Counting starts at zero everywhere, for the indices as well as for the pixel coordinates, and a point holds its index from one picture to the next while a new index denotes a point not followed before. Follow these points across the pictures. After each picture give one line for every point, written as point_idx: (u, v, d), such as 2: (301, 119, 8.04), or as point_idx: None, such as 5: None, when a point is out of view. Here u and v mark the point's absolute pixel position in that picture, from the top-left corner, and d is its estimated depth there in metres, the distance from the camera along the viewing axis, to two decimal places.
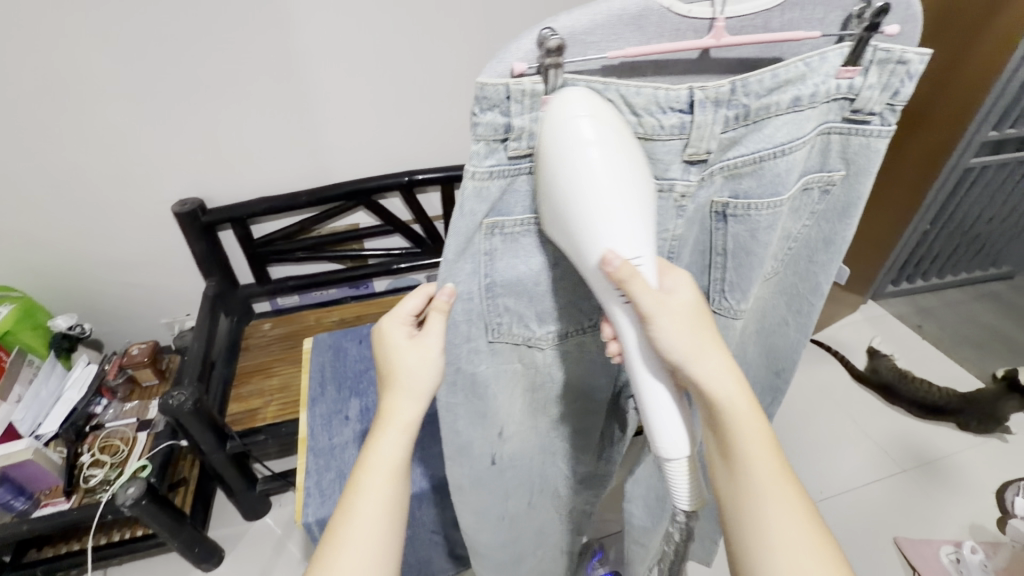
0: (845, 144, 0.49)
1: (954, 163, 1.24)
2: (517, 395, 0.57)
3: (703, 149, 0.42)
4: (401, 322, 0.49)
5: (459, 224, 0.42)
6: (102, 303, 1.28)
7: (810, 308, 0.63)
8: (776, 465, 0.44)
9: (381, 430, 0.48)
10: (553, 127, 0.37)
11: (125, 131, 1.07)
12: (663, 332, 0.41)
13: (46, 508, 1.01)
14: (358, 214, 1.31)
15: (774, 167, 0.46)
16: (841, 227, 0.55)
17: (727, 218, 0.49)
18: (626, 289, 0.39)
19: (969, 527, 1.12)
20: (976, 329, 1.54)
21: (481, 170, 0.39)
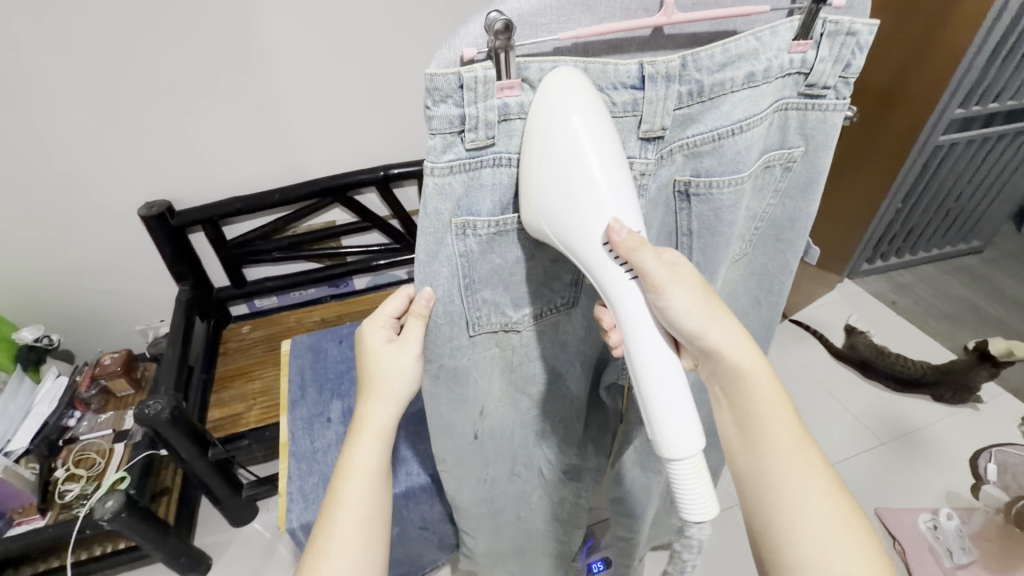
0: (803, 120, 0.49)
1: (924, 141, 1.26)
2: (496, 374, 0.56)
3: (658, 126, 0.41)
4: (381, 325, 0.50)
5: (426, 224, 0.41)
6: (70, 313, 1.24)
7: (780, 286, 0.64)
8: (794, 426, 0.46)
9: (357, 436, 0.50)
10: (544, 103, 0.37)
11: (83, 133, 1.03)
12: (676, 300, 0.41)
13: (20, 527, 0.98)
14: (334, 212, 1.29)
15: (733, 145, 0.46)
16: (804, 204, 0.55)
17: (690, 197, 0.48)
18: (632, 261, 0.39)
19: (945, 495, 1.16)
20: (949, 301, 1.58)
21: (440, 165, 0.38)
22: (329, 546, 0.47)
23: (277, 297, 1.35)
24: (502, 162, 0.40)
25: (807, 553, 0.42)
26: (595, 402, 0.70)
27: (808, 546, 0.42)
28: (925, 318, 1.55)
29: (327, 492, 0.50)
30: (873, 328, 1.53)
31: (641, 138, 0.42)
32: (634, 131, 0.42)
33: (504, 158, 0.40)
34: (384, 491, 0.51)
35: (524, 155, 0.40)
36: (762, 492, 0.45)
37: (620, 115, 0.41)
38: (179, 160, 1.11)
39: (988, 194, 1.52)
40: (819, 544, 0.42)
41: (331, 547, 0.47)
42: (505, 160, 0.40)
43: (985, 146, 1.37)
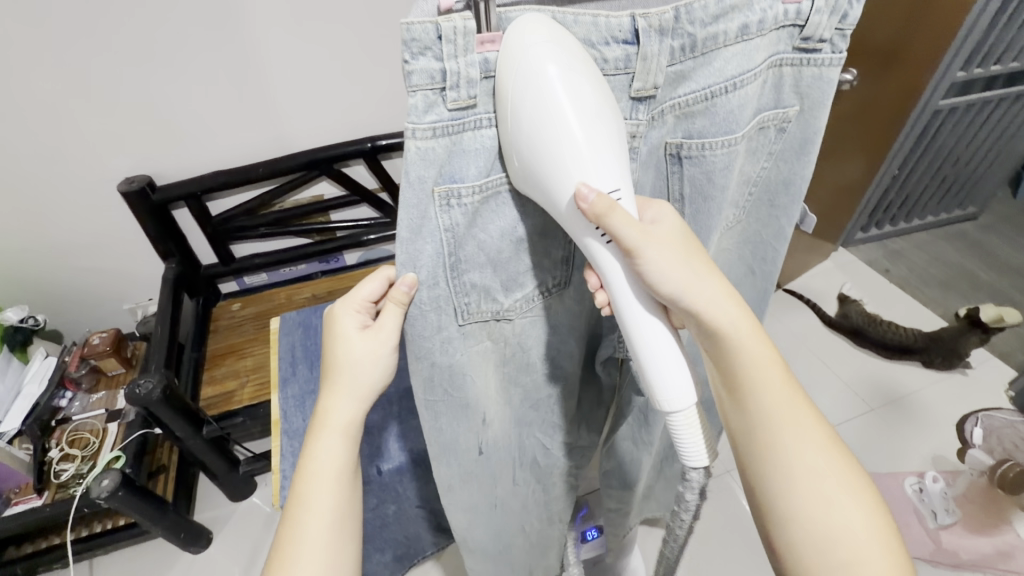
0: (799, 77, 0.46)
1: (923, 105, 1.24)
2: (491, 372, 0.55)
3: (651, 84, 0.39)
4: (356, 310, 0.50)
5: (409, 194, 0.39)
6: (56, 292, 1.22)
7: (775, 255, 0.63)
8: (786, 386, 0.45)
9: (320, 433, 0.49)
10: (512, 53, 0.34)
11: (55, 104, 0.98)
12: (654, 263, 0.40)
13: (17, 507, 0.99)
14: (322, 185, 1.25)
15: (726, 104, 0.44)
16: (800, 166, 0.53)
17: (681, 160, 0.47)
18: (605, 223, 0.37)
19: (932, 459, 1.19)
20: (945, 268, 1.58)
21: (422, 127, 0.36)
22: (294, 552, 0.46)
23: (267, 274, 1.33)
24: (482, 125, 0.38)
25: (801, 508, 0.43)
26: (589, 378, 0.69)
27: (800, 498, 0.43)
28: (920, 285, 1.55)
29: (293, 487, 0.49)
30: (866, 297, 1.53)
31: (633, 98, 0.40)
32: (626, 90, 0.40)
33: (487, 119, 0.38)
34: (350, 486, 0.50)
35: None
36: (756, 454, 0.45)
37: (610, 73, 0.39)
38: (157, 133, 1.06)
39: (986, 159, 1.51)
40: (810, 499, 0.43)
41: (299, 547, 0.46)
42: (487, 121, 0.38)
43: (986, 110, 1.35)
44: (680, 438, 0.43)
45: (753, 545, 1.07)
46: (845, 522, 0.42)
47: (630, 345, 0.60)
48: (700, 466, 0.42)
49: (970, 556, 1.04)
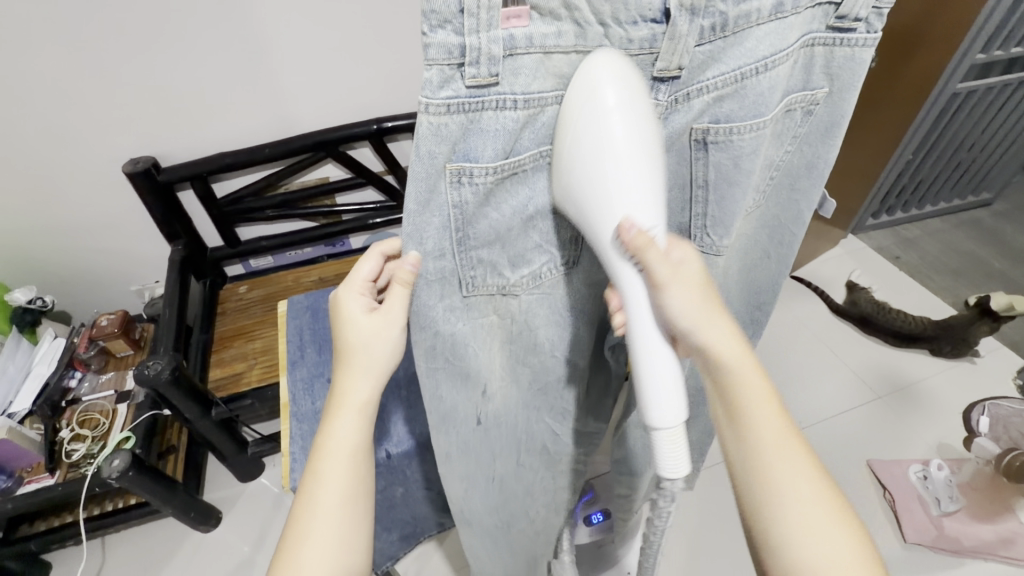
0: (830, 57, 0.45)
1: (941, 88, 1.21)
2: (498, 348, 0.55)
3: (676, 64, 0.38)
4: (358, 291, 0.50)
5: (417, 168, 0.37)
6: (64, 274, 1.22)
7: (791, 239, 0.61)
8: (780, 422, 0.43)
9: (338, 412, 0.49)
10: (583, 86, 0.36)
11: (59, 83, 0.97)
12: (676, 299, 0.41)
13: (30, 485, 1.00)
14: (327, 167, 1.24)
15: (756, 86, 0.42)
16: (824, 150, 0.52)
17: (707, 146, 0.45)
18: (642, 258, 0.39)
19: (936, 447, 1.19)
20: (957, 256, 1.56)
21: (435, 103, 0.35)
22: (310, 527, 0.46)
23: (273, 257, 1.32)
24: (504, 105, 0.36)
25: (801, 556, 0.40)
26: (599, 364, 0.68)
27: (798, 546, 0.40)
28: (931, 274, 1.53)
29: (309, 465, 0.48)
30: (875, 285, 1.52)
31: (656, 78, 0.39)
32: (649, 70, 0.39)
33: (507, 100, 0.36)
34: (366, 467, 0.50)
35: (528, 97, 0.37)
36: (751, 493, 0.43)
37: (635, 51, 0.38)
38: (161, 114, 1.05)
39: (1003, 145, 1.48)
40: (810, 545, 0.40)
41: (315, 525, 0.46)
42: (509, 102, 0.36)
43: (1006, 94, 1.32)
44: (660, 452, 0.42)
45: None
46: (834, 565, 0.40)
47: None
48: (676, 478, 0.42)
49: (971, 543, 1.05)
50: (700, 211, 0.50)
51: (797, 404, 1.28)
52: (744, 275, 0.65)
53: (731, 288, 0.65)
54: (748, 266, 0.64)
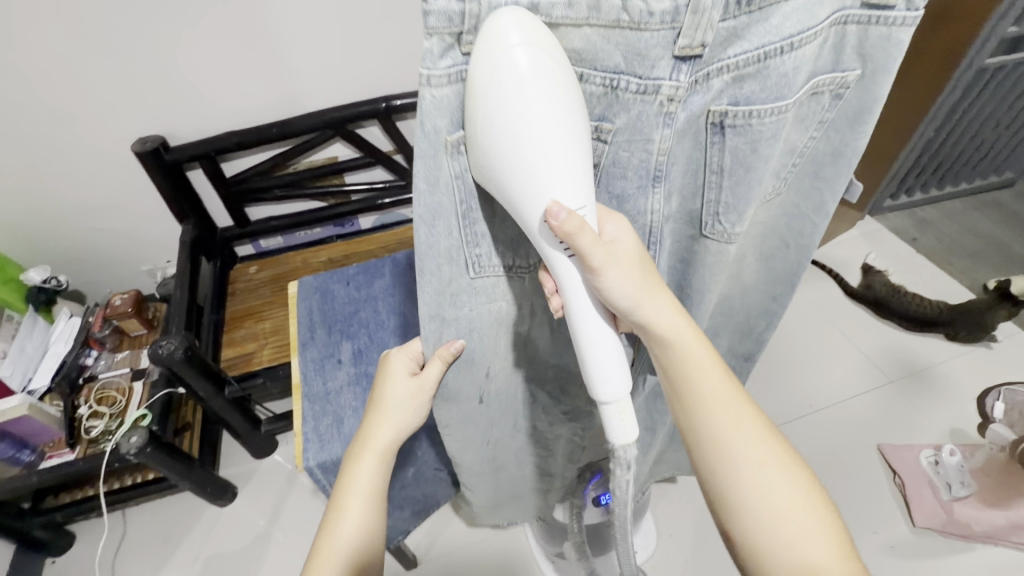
0: (862, 36, 0.42)
1: (969, 63, 1.17)
2: (503, 338, 0.55)
3: (699, 42, 0.36)
4: (407, 358, 0.54)
5: (422, 145, 0.37)
6: (78, 253, 1.23)
7: (812, 229, 0.58)
8: (721, 374, 0.45)
9: (362, 454, 0.52)
10: (485, 62, 0.33)
11: (66, 60, 0.96)
12: (613, 284, 0.41)
13: (52, 460, 1.02)
14: (335, 146, 1.22)
15: (780, 66, 0.40)
16: (852, 136, 0.49)
17: (724, 130, 0.43)
18: (574, 242, 0.38)
19: (949, 432, 1.18)
20: (976, 238, 1.52)
21: (437, 74, 0.34)
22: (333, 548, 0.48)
23: (283, 238, 1.32)
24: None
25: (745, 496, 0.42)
26: None
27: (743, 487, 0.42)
28: (949, 257, 1.50)
29: (333, 495, 0.51)
30: (891, 267, 1.49)
31: (676, 57, 0.37)
32: (670, 48, 0.36)
33: None
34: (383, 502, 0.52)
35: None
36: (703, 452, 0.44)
37: (655, 26, 0.35)
38: (169, 91, 1.04)
39: None
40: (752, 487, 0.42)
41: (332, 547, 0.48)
42: None
43: None
44: (610, 424, 0.45)
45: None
46: (784, 506, 0.41)
47: None
48: (625, 445, 0.45)
49: (981, 527, 1.04)
50: (713, 197, 0.48)
51: (806, 387, 1.27)
52: (759, 264, 0.63)
53: (746, 275, 0.64)
54: (763, 253, 0.61)
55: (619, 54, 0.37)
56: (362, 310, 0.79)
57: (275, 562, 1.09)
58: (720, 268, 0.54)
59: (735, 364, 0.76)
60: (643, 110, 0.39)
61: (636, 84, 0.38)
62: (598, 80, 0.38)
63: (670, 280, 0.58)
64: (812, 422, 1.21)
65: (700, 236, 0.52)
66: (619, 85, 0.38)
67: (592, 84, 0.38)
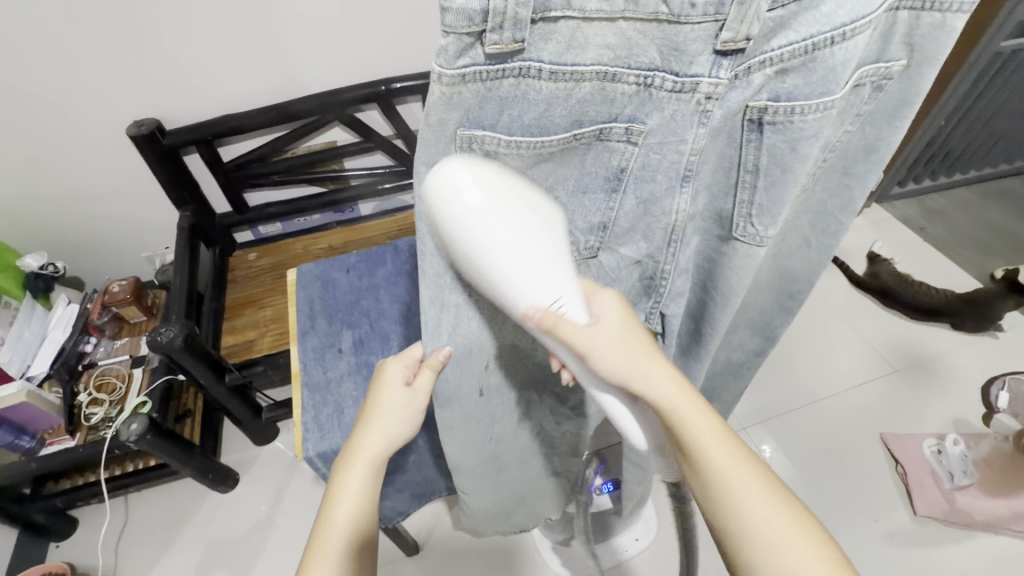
0: (913, 25, 0.40)
1: (985, 46, 1.15)
2: (510, 327, 0.53)
3: (743, 35, 0.33)
4: (404, 364, 0.54)
5: (427, 136, 0.35)
6: (75, 240, 1.21)
7: (838, 227, 0.55)
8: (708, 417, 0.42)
9: (352, 462, 0.50)
10: (438, 204, 0.34)
11: (57, 41, 0.93)
12: (603, 363, 0.42)
13: (52, 447, 1.01)
14: (335, 131, 1.20)
15: (830, 58, 0.37)
16: (889, 131, 0.47)
17: (762, 128, 0.41)
18: (557, 334, 0.40)
19: (953, 422, 1.17)
20: (984, 227, 1.50)
21: (451, 73, 0.32)
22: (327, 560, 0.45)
23: (282, 224, 1.31)
24: (527, 73, 0.33)
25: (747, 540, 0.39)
26: None
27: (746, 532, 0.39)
28: (956, 245, 1.48)
29: (321, 507, 0.49)
30: (898, 256, 1.47)
31: (717, 52, 0.35)
32: (711, 42, 0.34)
33: (531, 68, 0.33)
34: (372, 517, 0.50)
35: (557, 68, 0.33)
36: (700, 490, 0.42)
37: (697, 19, 0.33)
38: (163, 73, 1.01)
39: None
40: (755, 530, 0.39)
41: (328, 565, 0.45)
42: (534, 70, 0.33)
43: None
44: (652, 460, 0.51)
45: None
46: (798, 562, 0.37)
47: (664, 317, 0.54)
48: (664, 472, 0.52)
49: (982, 517, 1.04)
50: (745, 198, 0.45)
51: (810, 376, 1.27)
52: (778, 262, 0.61)
53: (761, 275, 0.62)
54: (783, 251, 0.59)
55: (655, 50, 0.34)
56: (364, 298, 0.77)
57: (277, 548, 1.10)
58: (744, 274, 0.51)
59: (744, 359, 0.74)
60: (678, 110, 0.37)
61: (672, 81, 0.35)
62: (631, 79, 0.35)
63: (694, 280, 0.56)
64: (815, 411, 1.21)
65: (729, 238, 0.49)
66: (653, 83, 0.35)
67: (624, 83, 0.35)
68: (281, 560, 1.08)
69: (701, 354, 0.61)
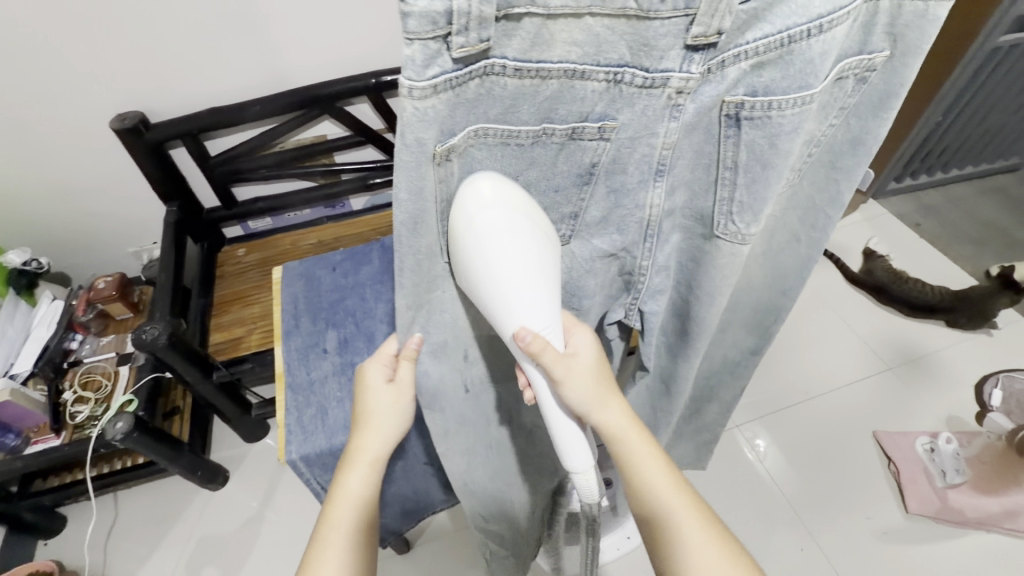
0: (896, 14, 0.39)
1: (983, 40, 1.14)
2: (482, 323, 0.52)
3: (715, 29, 0.32)
4: (383, 362, 0.51)
5: (405, 158, 0.32)
6: (58, 236, 1.19)
7: (827, 222, 0.54)
8: (661, 464, 0.46)
9: (352, 464, 0.49)
10: (463, 216, 0.37)
11: (35, 33, 0.91)
12: (571, 391, 0.44)
13: (37, 446, 1.00)
14: (324, 124, 1.18)
15: (806, 51, 0.36)
16: (875, 124, 0.46)
17: (740, 123, 0.39)
18: (539, 360, 0.42)
19: (946, 420, 1.17)
20: (980, 223, 1.49)
21: (421, 85, 0.29)
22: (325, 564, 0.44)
23: (271, 219, 1.28)
24: (492, 71, 0.31)
25: None
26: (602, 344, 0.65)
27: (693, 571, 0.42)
28: (951, 242, 1.47)
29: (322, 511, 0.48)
30: (893, 253, 1.46)
31: (689, 46, 0.33)
32: (682, 36, 0.33)
33: (496, 65, 0.31)
34: (370, 525, 0.49)
35: (522, 65, 0.31)
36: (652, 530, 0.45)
37: (667, 14, 0.31)
38: (146, 65, 0.99)
39: None
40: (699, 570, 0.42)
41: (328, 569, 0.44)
42: (500, 66, 0.31)
43: None
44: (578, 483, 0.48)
45: (751, 487, 1.10)
46: None
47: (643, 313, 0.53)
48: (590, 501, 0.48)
49: (975, 514, 1.04)
50: (726, 195, 0.43)
51: (803, 375, 1.26)
52: (767, 261, 0.60)
53: (754, 274, 0.61)
54: (770, 247, 0.58)
55: (624, 45, 0.33)
56: (348, 297, 0.76)
57: (268, 544, 1.09)
58: (729, 272, 0.50)
59: (739, 359, 0.72)
60: (649, 105, 0.36)
61: (642, 78, 0.34)
62: (600, 76, 0.34)
63: (677, 278, 0.54)
64: (809, 408, 1.20)
65: (712, 236, 0.47)
66: (623, 79, 0.34)
67: (594, 80, 0.34)
68: (272, 556, 1.08)
69: (690, 352, 0.60)
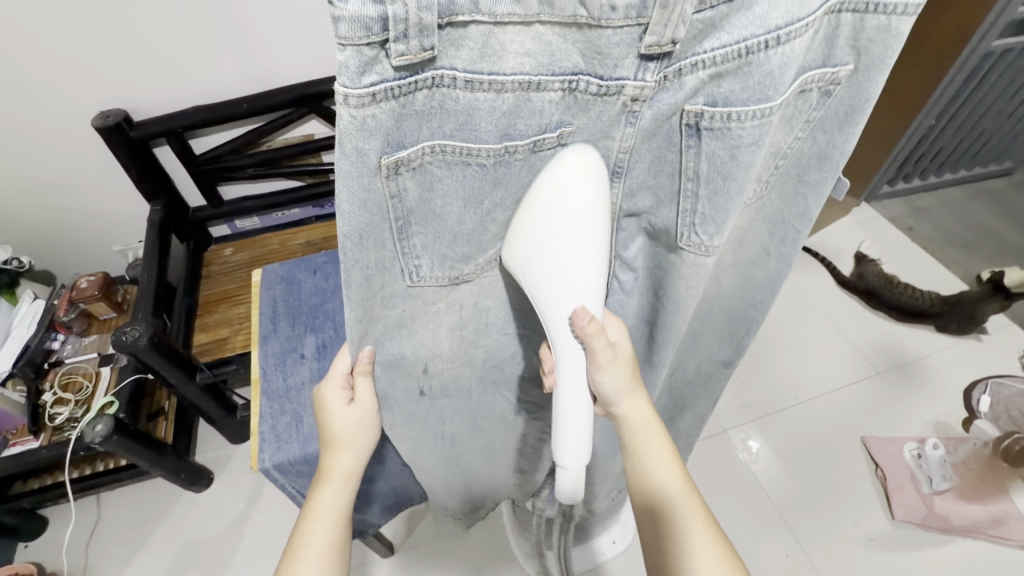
0: (858, 28, 0.38)
1: (976, 45, 1.13)
2: (446, 334, 0.50)
3: (669, 39, 0.31)
4: (338, 387, 0.51)
5: (345, 167, 0.31)
6: (40, 236, 1.18)
7: (795, 237, 0.54)
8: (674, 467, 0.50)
9: (325, 482, 0.52)
10: (547, 189, 0.37)
11: (13, 31, 0.89)
12: (608, 379, 0.46)
13: (15, 448, 0.99)
14: (312, 124, 1.17)
15: (765, 63, 0.35)
16: (841, 138, 0.45)
17: (700, 133, 0.38)
18: (590, 344, 0.42)
19: (934, 425, 1.17)
20: (973, 227, 1.49)
21: (357, 93, 0.28)
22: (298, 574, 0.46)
23: (260, 218, 1.27)
24: (441, 82, 0.30)
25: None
26: None
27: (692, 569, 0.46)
28: (943, 246, 1.47)
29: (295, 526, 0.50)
30: (884, 256, 1.46)
31: (642, 55, 0.32)
32: (635, 45, 0.32)
33: (445, 76, 0.30)
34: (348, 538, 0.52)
35: (473, 77, 0.31)
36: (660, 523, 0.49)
37: (619, 23, 0.31)
38: (128, 63, 0.97)
39: None
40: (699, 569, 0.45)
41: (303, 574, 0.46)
42: (449, 79, 0.30)
43: None
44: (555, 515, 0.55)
45: (738, 489, 1.10)
46: None
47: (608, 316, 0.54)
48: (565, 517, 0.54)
49: (960, 521, 1.04)
50: (688, 207, 0.43)
51: (794, 379, 1.25)
52: (738, 271, 0.59)
53: (724, 284, 0.60)
54: (742, 260, 0.58)
55: (578, 54, 0.32)
56: (330, 300, 0.75)
57: (252, 544, 1.09)
58: (693, 285, 0.49)
59: (712, 370, 0.72)
60: (604, 111, 0.35)
61: (597, 86, 0.33)
62: (556, 86, 0.33)
63: (645, 285, 0.53)
64: (798, 412, 1.20)
65: (676, 248, 0.46)
66: (578, 87, 0.33)
67: (550, 91, 0.33)
68: (255, 557, 1.07)
69: (657, 361, 0.59)
